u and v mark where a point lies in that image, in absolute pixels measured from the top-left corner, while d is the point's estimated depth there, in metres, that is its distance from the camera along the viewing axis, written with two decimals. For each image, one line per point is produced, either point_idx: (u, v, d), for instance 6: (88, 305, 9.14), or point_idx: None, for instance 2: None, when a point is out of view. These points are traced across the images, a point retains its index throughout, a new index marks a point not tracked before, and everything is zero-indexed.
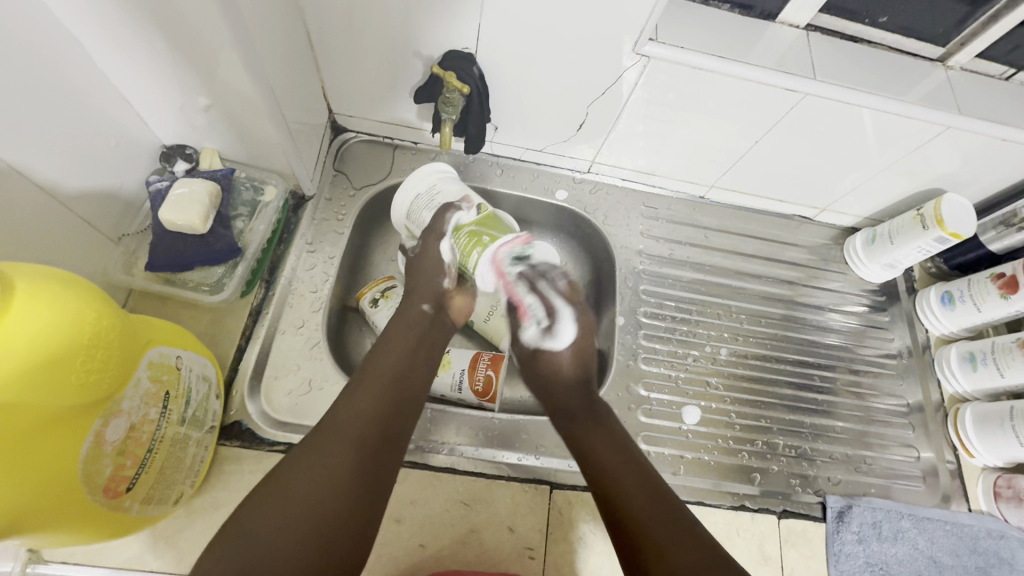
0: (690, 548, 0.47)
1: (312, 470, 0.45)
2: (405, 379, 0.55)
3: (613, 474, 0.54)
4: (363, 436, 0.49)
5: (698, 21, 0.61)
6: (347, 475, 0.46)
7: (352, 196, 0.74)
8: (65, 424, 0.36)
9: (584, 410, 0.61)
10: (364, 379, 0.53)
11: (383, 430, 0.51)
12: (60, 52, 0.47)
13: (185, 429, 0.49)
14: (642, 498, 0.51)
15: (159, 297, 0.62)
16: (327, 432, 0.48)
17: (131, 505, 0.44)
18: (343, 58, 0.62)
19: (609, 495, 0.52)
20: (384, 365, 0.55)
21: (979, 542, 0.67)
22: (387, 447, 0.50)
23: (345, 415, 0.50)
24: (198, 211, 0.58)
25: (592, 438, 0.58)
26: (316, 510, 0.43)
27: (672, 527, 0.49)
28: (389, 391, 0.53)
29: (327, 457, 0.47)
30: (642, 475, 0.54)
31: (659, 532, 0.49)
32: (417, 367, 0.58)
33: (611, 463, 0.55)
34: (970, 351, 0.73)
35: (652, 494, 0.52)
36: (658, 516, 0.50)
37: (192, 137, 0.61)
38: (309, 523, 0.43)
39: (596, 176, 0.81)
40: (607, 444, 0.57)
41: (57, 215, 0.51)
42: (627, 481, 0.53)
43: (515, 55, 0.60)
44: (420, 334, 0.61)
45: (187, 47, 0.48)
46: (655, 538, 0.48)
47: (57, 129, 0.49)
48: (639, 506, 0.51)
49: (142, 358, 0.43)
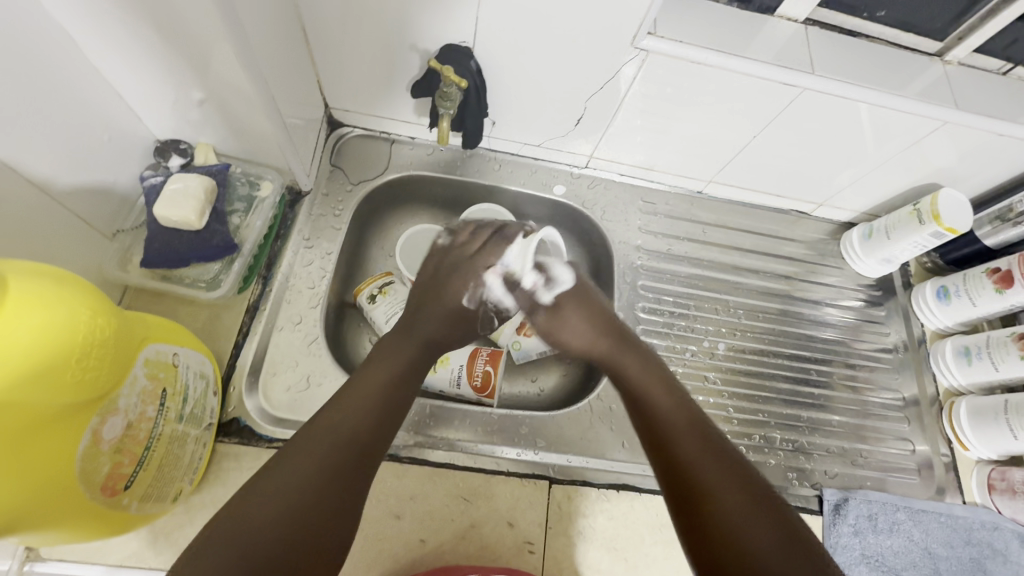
0: (768, 525, 0.42)
1: (280, 500, 0.41)
2: (400, 384, 0.53)
3: (676, 438, 0.49)
4: (337, 464, 0.44)
5: (697, 14, 0.60)
6: (315, 508, 0.42)
7: (349, 191, 0.73)
8: (61, 423, 0.36)
9: (638, 365, 0.56)
10: (344, 401, 0.49)
11: (360, 457, 0.46)
12: (52, 45, 0.46)
13: (183, 426, 0.49)
14: (712, 464, 0.46)
15: (155, 294, 0.61)
16: (298, 459, 0.43)
17: (129, 502, 0.43)
18: (340, 51, 0.62)
19: (676, 461, 0.47)
20: (366, 388, 0.50)
21: (973, 534, 0.68)
22: (364, 476, 0.46)
23: (323, 437, 0.45)
24: (193, 206, 0.57)
25: (650, 395, 0.53)
26: (279, 548, 0.39)
27: (745, 501, 0.43)
28: (371, 415, 0.49)
29: (296, 486, 0.42)
30: (706, 439, 0.48)
31: (731, 506, 0.43)
32: (403, 391, 0.53)
33: (672, 426, 0.50)
34: (965, 346, 0.74)
35: (720, 460, 0.46)
36: (732, 486, 0.44)
37: (187, 131, 0.61)
38: (270, 560, 0.38)
39: (594, 171, 0.81)
40: (668, 403, 0.52)
41: (50, 211, 0.50)
42: (691, 447, 0.48)
43: (513, 48, 0.59)
44: (412, 362, 0.56)
45: (181, 40, 0.47)
46: (726, 513, 0.43)
47: (49, 123, 0.48)
48: (710, 475, 0.45)
49: (138, 356, 0.43)
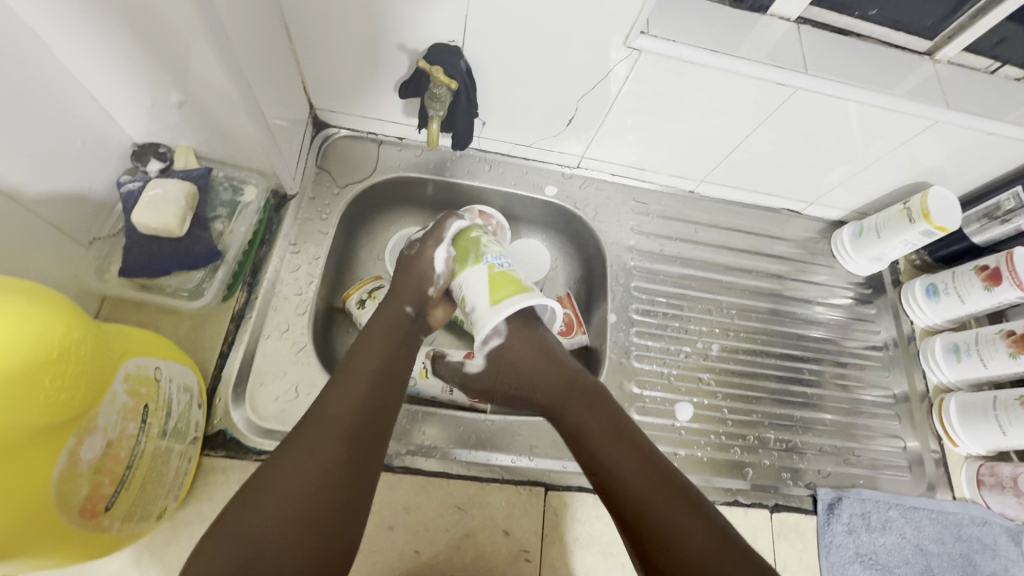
0: (728, 569, 0.42)
1: (300, 465, 0.44)
2: (389, 372, 0.53)
3: (632, 487, 0.47)
4: (350, 432, 0.47)
5: (690, 12, 0.60)
6: (332, 473, 0.44)
7: (336, 194, 0.72)
8: (34, 446, 0.34)
9: (587, 404, 0.55)
10: (347, 373, 0.51)
11: (369, 423, 0.48)
12: (16, 47, 0.43)
13: (167, 441, 0.47)
14: (683, 528, 0.44)
15: (134, 303, 0.59)
16: (312, 428, 0.46)
17: (111, 523, 0.42)
18: (325, 50, 0.60)
19: (633, 515, 0.46)
20: (367, 361, 0.53)
21: (963, 530, 0.69)
22: (375, 441, 0.48)
23: (334, 406, 0.48)
24: (174, 212, 0.55)
25: (600, 443, 0.51)
26: (305, 509, 0.42)
27: (707, 545, 0.44)
28: (375, 383, 0.51)
29: (314, 451, 0.45)
30: (663, 478, 0.48)
31: (691, 555, 0.43)
32: (399, 362, 0.55)
33: (626, 468, 0.49)
34: (954, 343, 0.74)
35: (677, 504, 0.46)
36: (687, 524, 0.45)
37: (166, 135, 0.58)
38: (300, 524, 0.41)
39: (585, 172, 0.80)
40: (617, 443, 0.51)
41: (21, 220, 0.48)
42: (650, 495, 0.47)
43: (503, 48, 0.58)
44: (398, 331, 0.58)
45: (157, 41, 0.45)
46: (683, 563, 0.43)
47: (19, 127, 0.46)
48: (667, 523, 0.45)
49: (117, 371, 0.41)
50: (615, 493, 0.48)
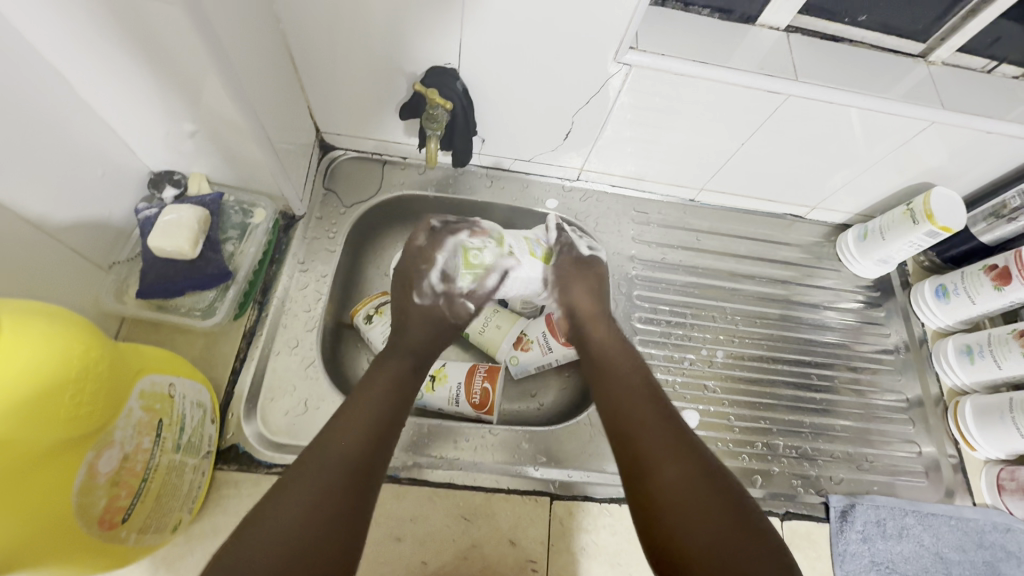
0: (713, 507, 0.46)
1: (312, 484, 0.45)
2: (398, 399, 0.56)
3: (630, 412, 0.54)
4: (358, 455, 0.49)
5: (677, 27, 0.61)
6: (339, 493, 0.46)
7: (343, 213, 0.74)
8: (55, 459, 0.36)
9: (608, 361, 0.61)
10: (360, 398, 0.53)
11: (379, 443, 0.51)
12: (40, 89, 0.47)
13: (180, 455, 0.49)
14: (685, 477, 0.48)
15: (152, 324, 0.62)
16: (325, 449, 0.48)
17: (127, 534, 0.44)
18: (329, 76, 0.63)
19: (625, 436, 0.52)
20: (378, 386, 0.55)
21: (984, 537, 0.67)
22: (380, 465, 0.50)
23: (346, 431, 0.50)
24: (187, 235, 0.58)
25: (608, 376, 0.59)
26: (311, 523, 0.43)
27: (698, 483, 0.47)
28: (385, 412, 0.53)
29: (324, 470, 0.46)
30: (663, 416, 0.53)
31: (677, 492, 0.47)
32: (409, 388, 0.58)
33: (637, 416, 0.54)
34: (966, 345, 0.73)
35: (674, 440, 0.51)
36: (688, 473, 0.48)
37: (180, 162, 0.62)
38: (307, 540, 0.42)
39: (585, 184, 0.81)
40: (634, 396, 0.56)
41: (45, 247, 0.51)
42: (642, 425, 0.53)
43: (497, 67, 0.60)
44: (411, 355, 0.61)
45: (172, 76, 0.48)
46: (670, 497, 0.47)
47: (42, 163, 0.49)
48: (663, 462, 0.49)
49: (133, 387, 0.43)
50: (616, 425, 0.54)
